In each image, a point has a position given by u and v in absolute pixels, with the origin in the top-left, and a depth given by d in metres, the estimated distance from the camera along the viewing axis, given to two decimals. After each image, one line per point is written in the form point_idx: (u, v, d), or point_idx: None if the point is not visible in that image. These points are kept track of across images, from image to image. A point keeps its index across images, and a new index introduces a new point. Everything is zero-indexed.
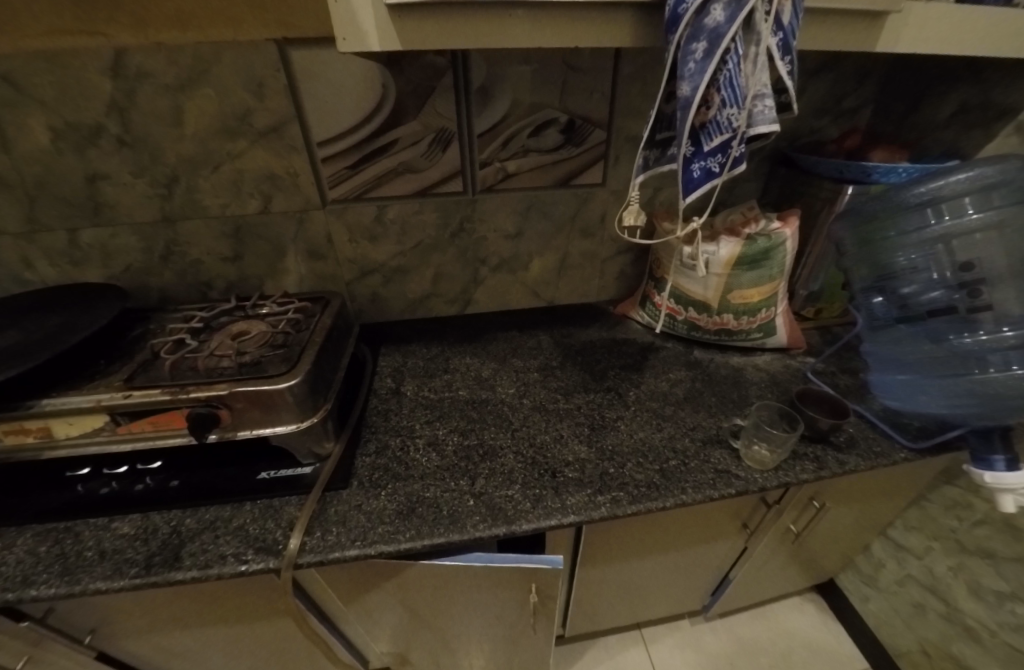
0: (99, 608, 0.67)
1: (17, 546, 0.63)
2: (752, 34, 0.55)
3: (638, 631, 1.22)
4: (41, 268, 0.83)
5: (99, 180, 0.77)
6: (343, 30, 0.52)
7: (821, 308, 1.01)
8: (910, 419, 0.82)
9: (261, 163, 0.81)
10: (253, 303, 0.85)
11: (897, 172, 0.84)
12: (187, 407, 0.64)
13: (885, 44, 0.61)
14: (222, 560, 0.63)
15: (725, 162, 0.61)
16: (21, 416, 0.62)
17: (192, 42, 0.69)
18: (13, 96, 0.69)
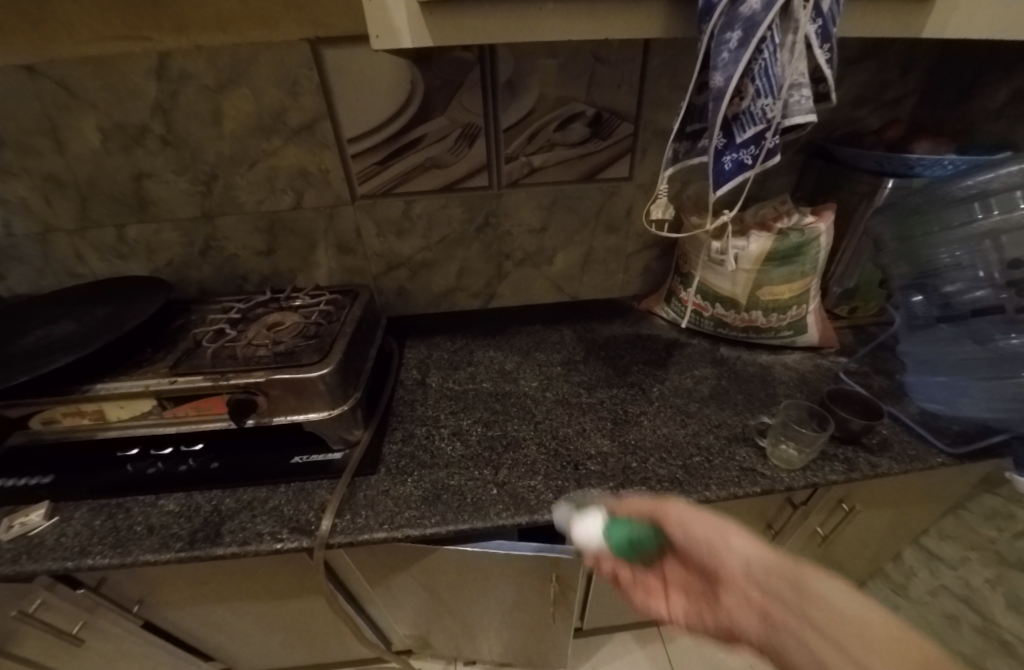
0: (146, 579, 0.71)
1: (75, 520, 0.68)
2: (789, 22, 0.53)
3: (656, 627, 1.22)
4: (92, 261, 0.88)
5: (144, 178, 0.82)
6: (376, 28, 0.53)
7: (856, 307, 0.97)
8: (948, 423, 0.77)
9: (294, 160, 0.83)
10: (286, 295, 0.88)
11: (942, 164, 0.77)
12: (227, 393, 0.68)
13: (934, 28, 0.58)
14: (259, 538, 0.66)
15: (758, 154, 0.59)
16: (78, 399, 0.67)
17: (231, 44, 0.72)
18: (67, 99, 0.73)
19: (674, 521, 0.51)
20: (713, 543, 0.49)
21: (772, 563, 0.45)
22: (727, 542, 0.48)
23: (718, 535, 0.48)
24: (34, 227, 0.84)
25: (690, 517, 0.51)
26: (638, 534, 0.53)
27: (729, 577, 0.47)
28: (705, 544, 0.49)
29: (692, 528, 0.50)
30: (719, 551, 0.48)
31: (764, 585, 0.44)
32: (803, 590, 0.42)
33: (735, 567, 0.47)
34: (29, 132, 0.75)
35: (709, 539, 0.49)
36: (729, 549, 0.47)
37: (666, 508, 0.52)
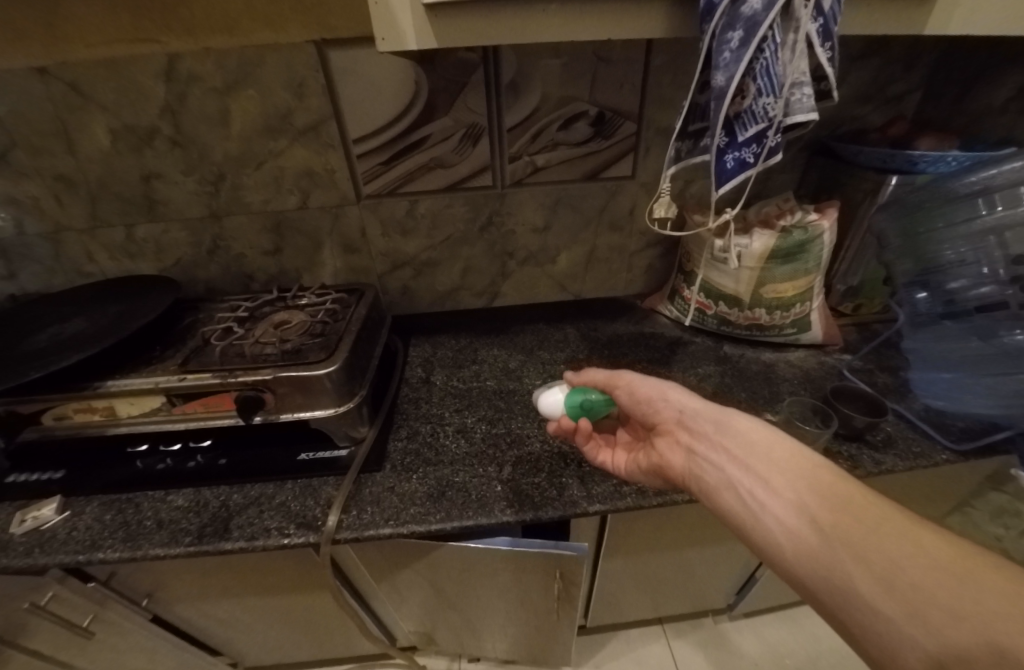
0: (155, 573, 0.73)
1: (86, 514, 0.69)
2: (790, 21, 0.53)
3: (660, 626, 1.22)
4: (101, 260, 0.90)
5: (153, 179, 0.83)
6: (382, 30, 0.54)
7: (860, 304, 0.97)
8: (953, 420, 0.78)
9: (299, 160, 0.84)
10: (293, 294, 0.89)
11: (947, 161, 0.78)
12: (235, 390, 0.69)
13: (935, 26, 0.58)
14: (267, 533, 0.67)
15: (760, 152, 0.59)
16: (89, 396, 0.68)
17: (238, 46, 0.73)
18: (78, 101, 0.74)
19: (623, 385, 0.69)
20: (655, 398, 0.66)
21: (698, 408, 0.62)
22: (666, 397, 0.65)
23: (659, 391, 0.66)
24: (45, 226, 0.85)
25: (637, 382, 0.68)
26: (592, 400, 0.69)
27: (665, 421, 0.64)
28: (649, 400, 0.66)
29: (640, 390, 0.67)
30: (656, 403, 0.65)
31: (690, 424, 0.61)
32: (718, 424, 0.59)
33: (670, 413, 0.64)
34: (40, 133, 0.76)
35: (652, 396, 0.66)
36: (668, 401, 0.65)
37: (619, 378, 0.69)
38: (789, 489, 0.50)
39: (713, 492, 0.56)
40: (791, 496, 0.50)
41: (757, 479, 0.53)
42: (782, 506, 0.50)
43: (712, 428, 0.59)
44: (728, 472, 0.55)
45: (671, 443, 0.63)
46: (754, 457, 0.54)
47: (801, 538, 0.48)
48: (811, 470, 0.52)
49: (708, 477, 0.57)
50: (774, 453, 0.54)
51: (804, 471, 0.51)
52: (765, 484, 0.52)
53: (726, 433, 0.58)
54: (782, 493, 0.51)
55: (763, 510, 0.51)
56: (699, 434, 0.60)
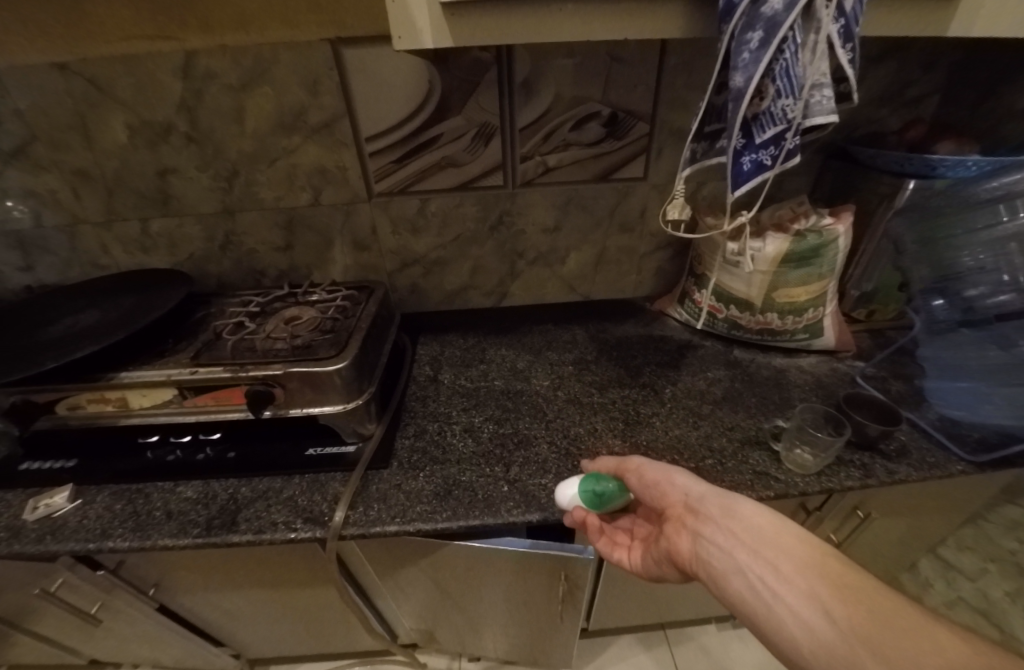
0: (163, 563, 0.73)
1: (97, 503, 0.70)
2: (812, 22, 0.52)
3: (662, 632, 1.21)
4: (116, 253, 0.91)
5: (168, 174, 0.84)
6: (398, 29, 0.54)
7: (874, 310, 0.95)
8: (969, 430, 0.76)
9: (312, 157, 0.85)
10: (303, 290, 0.90)
11: (965, 166, 0.75)
12: (245, 384, 0.70)
13: (959, 27, 0.57)
14: (274, 527, 0.67)
15: (778, 155, 0.59)
16: (102, 386, 0.69)
17: (254, 43, 0.74)
18: (97, 96, 0.76)
19: (633, 469, 0.65)
20: (661, 484, 0.62)
21: (704, 493, 0.59)
22: (672, 480, 0.61)
23: (663, 474, 0.62)
24: (63, 219, 0.87)
25: (646, 466, 0.64)
26: (606, 486, 0.63)
27: (671, 506, 0.61)
28: (655, 484, 0.62)
29: (646, 474, 0.64)
30: (664, 487, 0.62)
31: (699, 510, 0.58)
32: (726, 510, 0.56)
33: (676, 497, 0.61)
34: (60, 128, 0.78)
35: (658, 480, 0.62)
36: (673, 485, 0.61)
37: (629, 463, 0.66)
38: (803, 582, 0.49)
39: (725, 587, 0.53)
40: (808, 593, 0.48)
41: (770, 570, 0.51)
42: (800, 604, 0.48)
43: (719, 514, 0.56)
44: (740, 564, 0.53)
45: (677, 532, 0.59)
46: (766, 550, 0.52)
47: (821, 636, 0.46)
48: (823, 564, 0.51)
49: (718, 570, 0.54)
50: (786, 544, 0.52)
51: (815, 563, 0.50)
52: (779, 577, 0.50)
53: (733, 521, 0.55)
54: (796, 586, 0.49)
55: (779, 607, 0.49)
56: (706, 520, 0.57)
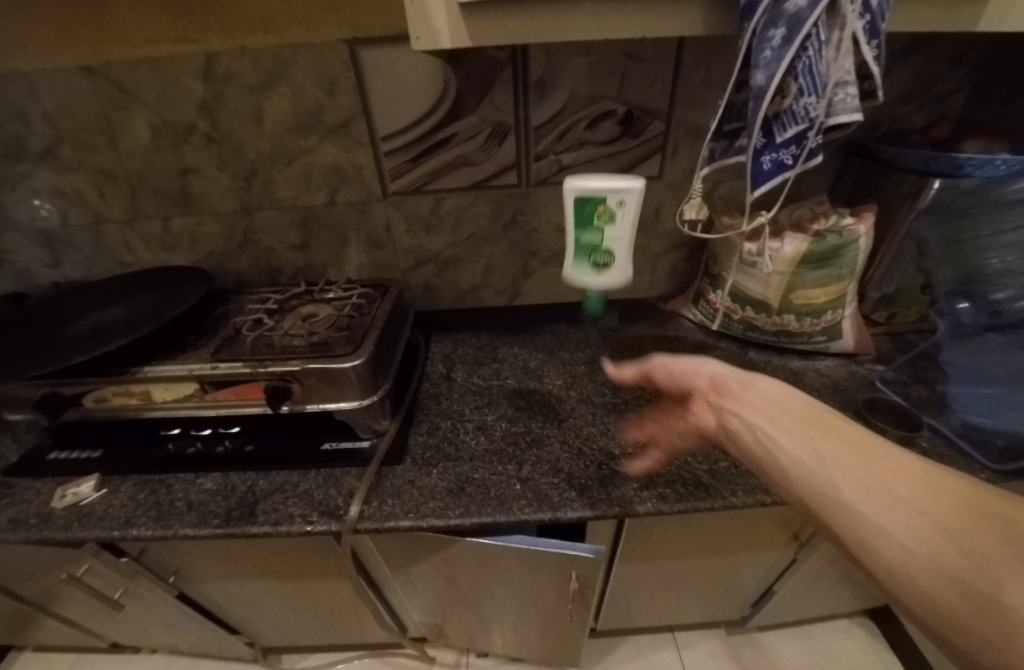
0: (183, 552, 0.75)
1: (121, 492, 0.73)
2: (836, 18, 0.51)
3: (671, 634, 1.20)
4: (140, 251, 0.94)
5: (189, 173, 0.86)
6: (416, 28, 0.54)
7: (895, 313, 0.92)
8: (993, 437, 0.74)
9: (328, 157, 0.86)
10: (320, 288, 0.91)
11: (995, 165, 0.73)
12: (264, 379, 0.71)
13: (989, 24, 0.55)
14: (291, 519, 0.69)
15: (799, 154, 0.58)
16: (127, 380, 0.72)
17: (273, 45, 0.75)
18: (122, 98, 0.78)
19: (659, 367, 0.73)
20: (689, 371, 0.69)
21: (728, 374, 0.63)
22: (699, 368, 0.67)
23: (691, 364, 0.69)
24: (89, 217, 0.90)
25: (670, 360, 0.72)
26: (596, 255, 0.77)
27: (698, 387, 0.67)
28: (682, 372, 0.69)
29: (674, 365, 0.71)
30: (691, 373, 0.68)
31: (722, 388, 0.63)
32: (745, 383, 0.59)
33: (704, 381, 0.66)
34: (86, 129, 0.80)
35: (685, 369, 0.69)
36: (702, 370, 0.67)
37: (652, 362, 0.74)
38: (800, 431, 0.51)
39: (735, 443, 0.58)
40: (802, 435, 0.51)
41: (773, 424, 0.54)
42: (794, 443, 0.51)
43: (739, 388, 0.60)
44: (750, 423, 0.56)
45: (702, 409, 0.64)
46: (777, 411, 0.55)
47: (807, 467, 0.49)
48: (824, 417, 0.52)
49: (731, 430, 0.58)
50: (796, 407, 0.54)
51: (823, 422, 0.51)
52: (779, 427, 0.53)
53: (750, 393, 0.58)
54: (794, 434, 0.51)
55: (776, 447, 0.52)
56: (728, 396, 0.61)
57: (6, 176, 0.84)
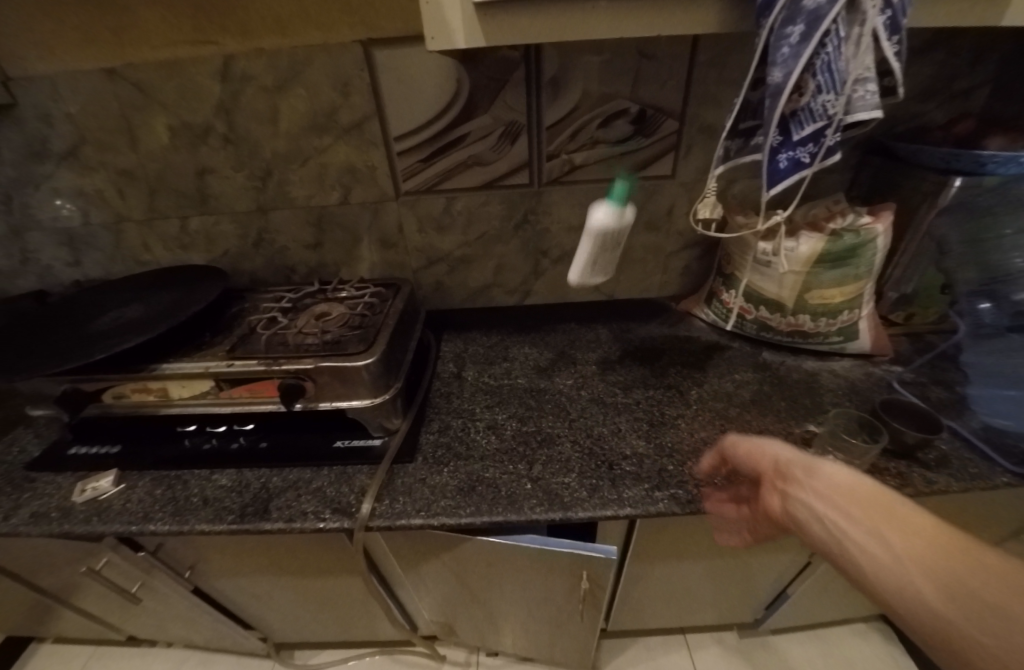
0: (198, 547, 0.76)
1: (139, 488, 0.74)
2: (856, 14, 0.50)
3: (683, 636, 1.19)
4: (158, 250, 0.95)
5: (206, 174, 0.87)
6: (431, 29, 0.54)
7: (914, 314, 0.91)
8: (1016, 441, 0.72)
9: (342, 158, 0.87)
10: (333, 287, 0.92)
11: (1019, 161, 0.71)
12: (278, 377, 0.72)
13: (1014, 18, 0.54)
14: (303, 516, 0.69)
15: (816, 152, 0.57)
16: (145, 377, 0.73)
17: (289, 47, 0.76)
18: (142, 100, 0.79)
19: (730, 445, 0.65)
20: (754, 454, 0.62)
21: (792, 457, 0.58)
22: (762, 447, 0.61)
23: (755, 442, 0.62)
24: (109, 217, 0.91)
25: (737, 440, 0.65)
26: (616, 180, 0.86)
27: (764, 471, 0.60)
28: (748, 455, 0.63)
29: (739, 447, 0.64)
30: (755, 453, 0.62)
31: (788, 473, 0.57)
32: (811, 469, 0.55)
33: (768, 463, 0.60)
34: (108, 130, 0.82)
35: (751, 451, 0.62)
36: (765, 450, 0.61)
37: (724, 443, 0.66)
38: (876, 528, 0.48)
39: (808, 537, 0.54)
40: (872, 531, 0.49)
41: (841, 516, 0.51)
42: (866, 540, 0.48)
43: (801, 474, 0.55)
44: (824, 519, 0.52)
45: (769, 495, 0.59)
46: (844, 500, 0.51)
47: (880, 562, 0.47)
48: (890, 504, 0.49)
49: (802, 523, 0.54)
50: (867, 498, 0.51)
51: (899, 517, 0.48)
52: (853, 523, 0.50)
53: (817, 480, 0.54)
54: (870, 532, 0.49)
55: (846, 539, 0.50)
56: (795, 483, 0.56)
57: (30, 176, 0.85)
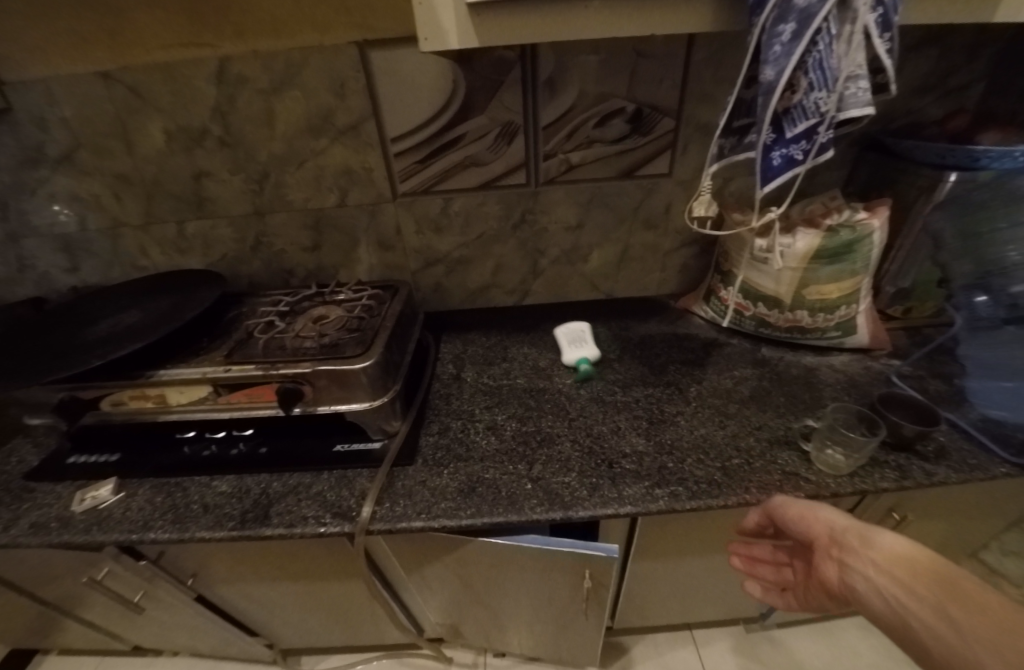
0: (200, 554, 0.76)
1: (139, 496, 0.73)
2: (847, 12, 0.51)
3: (689, 632, 1.19)
4: (155, 255, 0.94)
5: (203, 177, 0.86)
6: (425, 30, 0.54)
7: (912, 308, 0.92)
8: (1013, 431, 0.73)
9: (339, 159, 0.86)
10: (331, 290, 0.92)
11: (1013, 156, 0.72)
12: (276, 381, 0.71)
13: (1006, 14, 0.55)
14: (304, 521, 0.69)
15: (809, 149, 0.57)
16: (143, 383, 0.72)
17: (285, 48, 0.75)
18: (137, 103, 0.78)
19: (776, 507, 0.64)
20: (806, 518, 0.61)
21: (847, 525, 0.59)
22: (813, 513, 0.61)
23: (807, 507, 0.62)
24: (105, 222, 0.90)
25: (782, 502, 0.63)
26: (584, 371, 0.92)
27: (817, 538, 0.61)
28: (799, 519, 0.62)
29: (789, 509, 0.63)
30: (807, 517, 0.61)
31: (843, 541, 0.59)
32: (867, 539, 0.57)
33: (821, 530, 0.61)
34: (102, 135, 0.81)
35: (802, 515, 0.61)
36: (816, 516, 0.61)
37: (769, 505, 0.65)
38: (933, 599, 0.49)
39: (867, 609, 0.55)
40: (938, 610, 0.49)
41: (904, 590, 0.52)
42: (933, 620, 0.48)
43: (859, 545, 0.57)
44: (881, 589, 0.53)
45: (824, 563, 0.60)
46: (906, 575, 0.52)
47: (949, 644, 0.47)
48: (957, 580, 0.50)
49: (861, 595, 0.55)
50: (928, 569, 0.52)
51: (963, 591, 0.49)
52: (913, 596, 0.51)
53: (875, 551, 0.55)
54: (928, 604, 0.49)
55: (908, 617, 0.50)
56: (852, 552, 0.57)
57: (25, 182, 0.84)
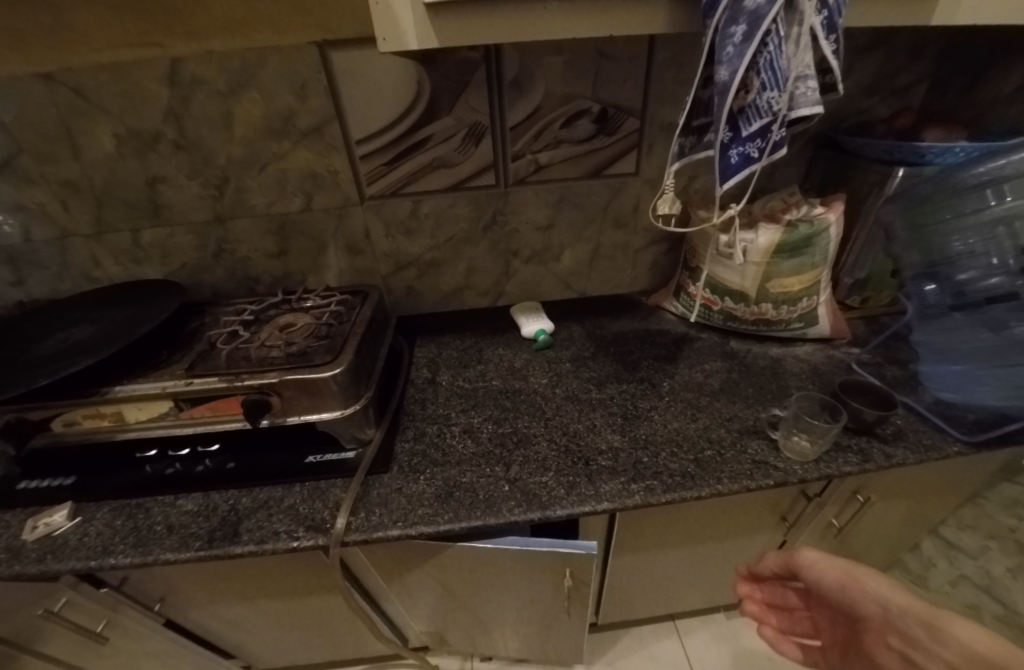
0: (167, 578, 0.73)
1: (97, 520, 0.69)
2: (795, 14, 0.53)
3: (672, 622, 1.22)
4: (108, 265, 0.90)
5: (158, 183, 0.83)
6: (383, 30, 0.53)
7: (868, 297, 0.96)
8: (963, 411, 0.78)
9: (303, 162, 0.84)
10: (298, 296, 0.89)
11: (954, 152, 0.77)
12: (242, 394, 0.69)
13: (941, 17, 0.58)
14: (276, 536, 0.67)
15: (764, 147, 0.59)
16: (97, 401, 0.68)
17: (241, 48, 0.73)
18: (83, 106, 0.74)
19: (812, 569, 0.67)
20: (852, 587, 0.64)
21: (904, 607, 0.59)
22: (863, 587, 0.63)
23: (853, 578, 0.64)
24: (52, 232, 0.85)
25: (825, 568, 0.66)
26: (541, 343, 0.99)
27: (868, 614, 0.62)
28: (844, 588, 0.64)
29: (829, 574, 0.65)
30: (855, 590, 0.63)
31: (900, 627, 0.59)
32: (931, 627, 0.56)
33: (872, 605, 0.62)
34: (46, 139, 0.76)
35: (845, 583, 0.64)
36: (865, 593, 0.62)
37: (800, 559, 0.68)
38: None
39: None
40: None
41: None
42: None
43: (926, 637, 0.57)
44: None
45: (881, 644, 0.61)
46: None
47: None
48: None
49: None
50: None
51: None
52: None
53: (941, 644, 0.56)
54: None
55: None
56: (913, 639, 0.58)
57: None
